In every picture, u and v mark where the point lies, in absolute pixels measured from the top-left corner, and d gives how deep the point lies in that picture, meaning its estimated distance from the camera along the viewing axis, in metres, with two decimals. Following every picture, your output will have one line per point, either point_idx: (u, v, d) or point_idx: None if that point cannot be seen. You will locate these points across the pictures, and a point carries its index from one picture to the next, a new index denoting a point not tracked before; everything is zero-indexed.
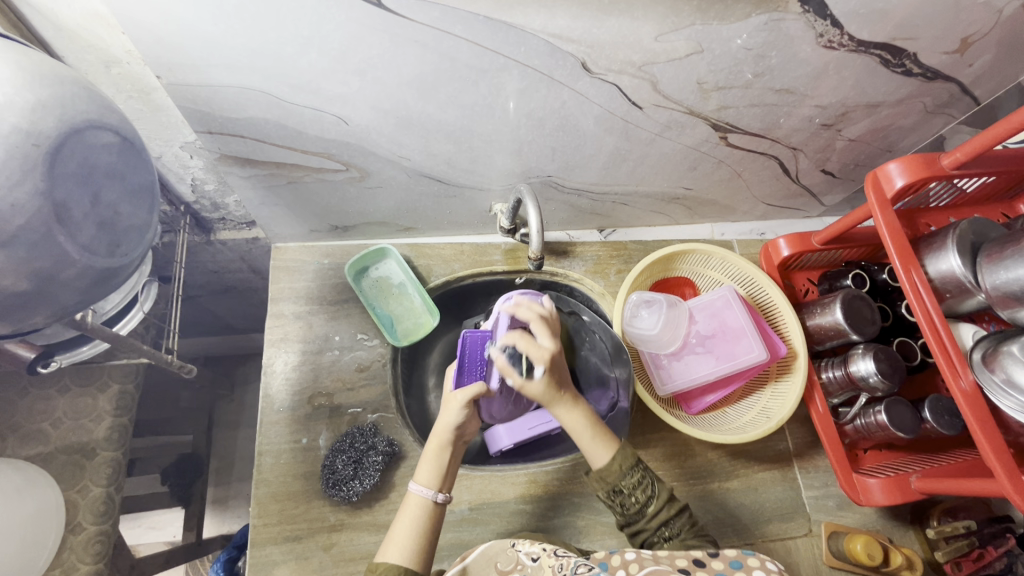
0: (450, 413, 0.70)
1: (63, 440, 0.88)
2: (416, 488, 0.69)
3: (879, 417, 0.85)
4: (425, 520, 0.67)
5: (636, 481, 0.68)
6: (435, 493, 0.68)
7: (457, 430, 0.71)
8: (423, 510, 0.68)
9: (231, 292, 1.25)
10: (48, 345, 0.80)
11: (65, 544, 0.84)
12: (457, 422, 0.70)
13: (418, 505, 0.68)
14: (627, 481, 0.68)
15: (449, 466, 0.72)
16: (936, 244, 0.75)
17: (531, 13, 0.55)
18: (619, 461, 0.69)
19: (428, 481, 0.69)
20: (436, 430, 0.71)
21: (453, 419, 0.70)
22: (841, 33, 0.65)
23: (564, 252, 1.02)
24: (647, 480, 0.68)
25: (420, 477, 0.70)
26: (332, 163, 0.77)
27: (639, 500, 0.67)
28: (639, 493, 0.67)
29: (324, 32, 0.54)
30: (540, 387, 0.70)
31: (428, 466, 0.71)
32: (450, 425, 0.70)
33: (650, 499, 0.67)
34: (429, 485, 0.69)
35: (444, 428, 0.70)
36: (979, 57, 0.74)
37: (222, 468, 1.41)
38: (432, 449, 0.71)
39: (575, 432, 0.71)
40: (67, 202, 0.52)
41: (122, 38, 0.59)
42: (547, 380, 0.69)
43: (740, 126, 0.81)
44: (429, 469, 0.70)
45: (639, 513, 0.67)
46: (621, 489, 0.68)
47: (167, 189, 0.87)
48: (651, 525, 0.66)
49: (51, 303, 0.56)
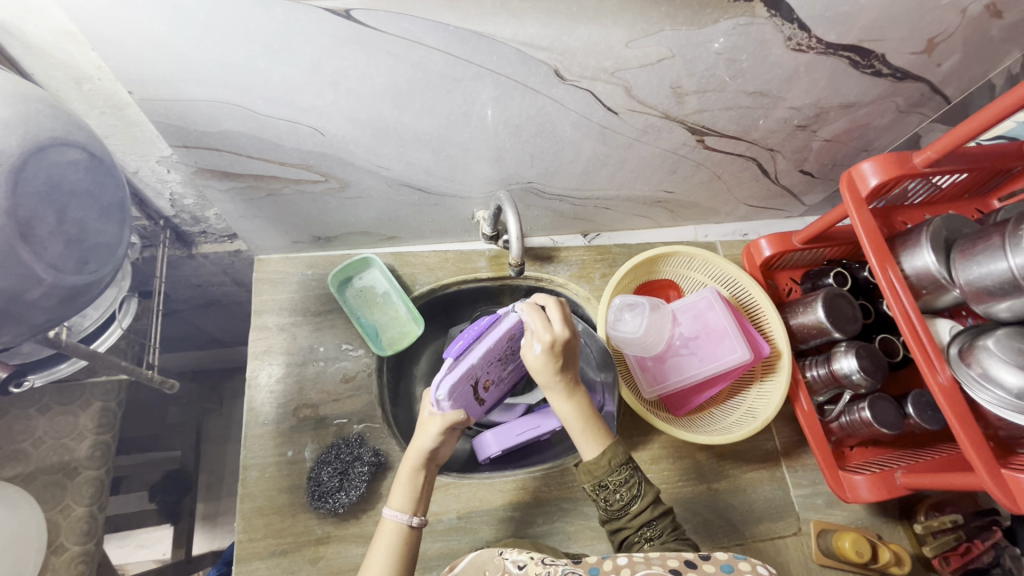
0: (425, 435, 0.71)
1: (45, 460, 0.87)
2: (390, 513, 0.68)
3: (863, 414, 0.85)
4: (400, 546, 0.67)
5: (622, 479, 0.68)
6: (409, 517, 0.68)
7: (430, 453, 0.71)
8: (399, 535, 0.67)
9: (215, 305, 1.24)
10: (22, 364, 0.80)
11: (47, 564, 0.83)
12: (431, 443, 0.70)
13: (394, 531, 0.67)
14: (614, 477, 0.68)
15: (423, 490, 0.72)
16: (911, 241, 0.75)
17: (500, 22, 0.55)
18: (608, 457, 0.68)
19: (403, 506, 0.69)
20: (410, 455, 0.71)
21: (429, 441, 0.70)
22: (809, 36, 0.66)
23: (548, 257, 1.03)
24: (634, 479, 0.68)
25: (394, 502, 0.69)
26: (310, 175, 0.77)
27: (623, 497, 0.67)
28: (623, 491, 0.67)
29: (295, 45, 0.54)
30: (541, 363, 0.70)
31: (401, 490, 0.70)
32: (423, 448, 0.70)
33: (634, 498, 0.67)
34: (404, 510, 0.69)
35: (417, 451, 0.70)
36: (947, 57, 0.76)
37: (211, 483, 1.38)
38: (406, 472, 0.71)
39: (570, 423, 0.71)
40: (32, 220, 0.51)
41: (91, 55, 0.59)
42: (549, 359, 0.69)
43: (717, 129, 0.82)
44: (403, 493, 0.70)
45: (623, 510, 0.67)
46: (607, 484, 0.68)
47: (144, 205, 0.86)
48: (632, 523, 0.67)
49: (20, 322, 0.57)
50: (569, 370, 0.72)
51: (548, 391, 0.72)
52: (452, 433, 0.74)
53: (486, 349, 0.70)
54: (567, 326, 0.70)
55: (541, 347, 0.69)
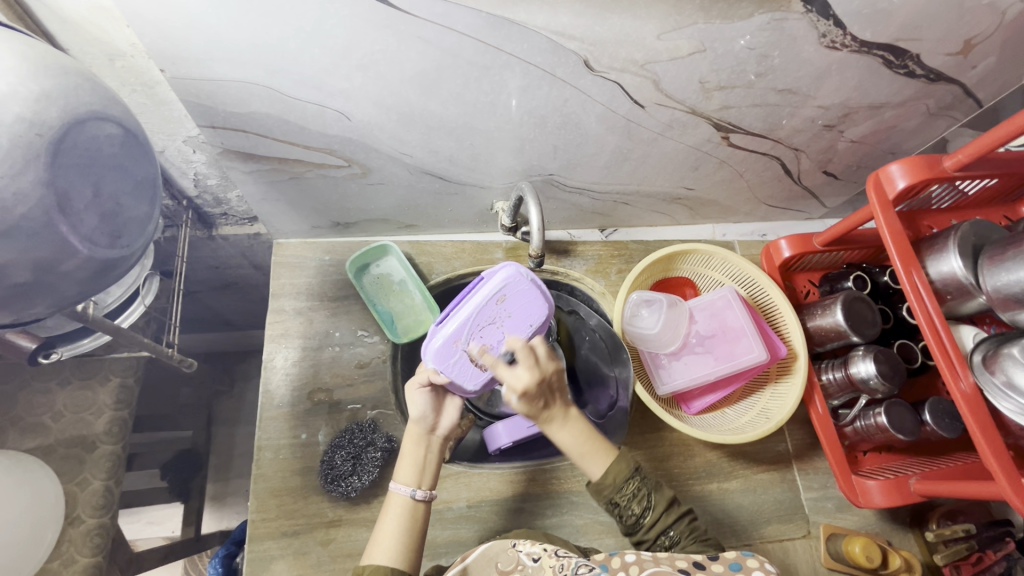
0: (414, 406, 0.74)
1: (63, 433, 0.89)
2: (395, 486, 0.70)
3: (879, 420, 0.84)
4: (407, 519, 0.68)
5: (632, 493, 0.68)
6: (413, 490, 0.70)
7: (427, 423, 0.74)
8: (406, 508, 0.69)
9: (231, 288, 1.25)
10: (50, 336, 0.82)
11: (64, 536, 0.85)
12: (423, 411, 0.74)
13: (400, 504, 0.69)
14: (622, 494, 0.68)
15: (427, 463, 0.73)
16: (937, 246, 0.74)
17: (533, 10, 0.55)
18: (614, 475, 0.68)
19: (407, 479, 0.71)
20: (410, 428, 0.74)
21: (419, 411, 0.74)
22: (843, 33, 0.65)
23: (565, 251, 1.02)
24: (643, 491, 0.68)
25: (400, 476, 0.71)
26: (333, 159, 0.77)
27: (635, 512, 0.67)
28: (634, 505, 0.68)
29: (327, 28, 0.54)
30: (523, 408, 0.67)
31: (406, 464, 0.72)
32: (418, 418, 0.74)
33: (646, 510, 0.68)
34: (409, 483, 0.70)
35: (414, 423, 0.74)
36: (982, 59, 0.74)
37: (221, 464, 1.40)
38: (410, 446, 0.74)
39: (568, 447, 0.70)
40: (69, 193, 0.52)
41: (127, 32, 0.60)
42: (529, 404, 0.67)
43: (742, 126, 0.81)
44: (409, 467, 0.72)
45: (637, 525, 0.68)
46: (618, 502, 0.68)
47: (169, 184, 0.87)
48: (649, 536, 0.67)
49: (52, 294, 0.57)
50: (554, 402, 0.70)
51: (542, 423, 0.70)
52: (450, 403, 0.76)
53: (469, 312, 0.72)
54: (535, 370, 0.66)
55: (516, 398, 0.66)
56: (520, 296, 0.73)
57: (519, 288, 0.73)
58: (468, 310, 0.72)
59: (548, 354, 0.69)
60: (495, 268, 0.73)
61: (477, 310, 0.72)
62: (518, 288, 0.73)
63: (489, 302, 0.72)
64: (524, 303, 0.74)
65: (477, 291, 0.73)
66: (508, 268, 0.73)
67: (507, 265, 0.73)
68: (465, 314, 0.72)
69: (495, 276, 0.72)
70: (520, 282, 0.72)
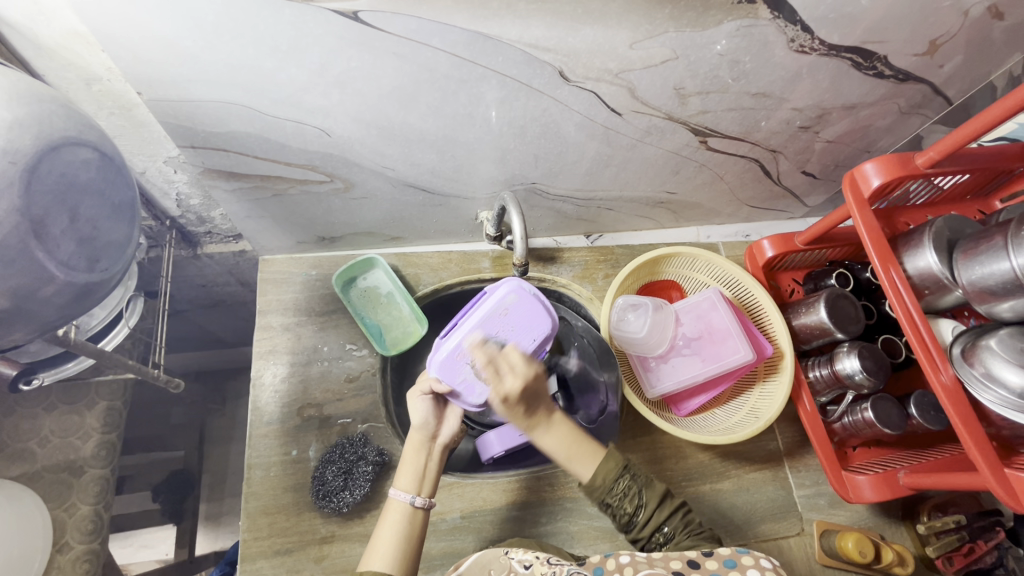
0: (416, 413, 0.75)
1: (50, 458, 0.88)
2: (395, 492, 0.70)
3: (866, 415, 0.85)
4: (405, 526, 0.68)
5: (623, 491, 0.69)
6: (413, 497, 0.70)
7: (429, 430, 0.75)
8: (404, 515, 0.69)
9: (219, 305, 1.25)
10: (31, 362, 0.81)
11: (52, 563, 0.84)
12: (425, 418, 0.75)
13: (398, 511, 0.69)
14: (614, 493, 0.68)
15: (427, 470, 0.73)
16: (913, 242, 0.76)
17: (506, 24, 0.56)
18: (603, 476, 0.69)
19: (408, 485, 0.71)
20: (412, 435, 0.75)
21: (423, 419, 0.74)
22: (812, 38, 0.66)
23: (551, 258, 1.03)
24: (634, 489, 0.69)
25: (400, 482, 0.71)
26: (315, 175, 0.77)
27: (628, 510, 0.68)
28: (627, 504, 0.68)
29: (302, 46, 0.55)
30: (505, 412, 0.70)
31: (406, 471, 0.72)
32: (419, 424, 0.74)
33: (639, 508, 0.68)
34: (408, 489, 0.70)
35: (415, 429, 0.74)
36: (949, 58, 0.76)
37: (214, 484, 1.37)
38: (410, 453, 0.74)
39: (561, 445, 0.71)
40: (45, 219, 0.52)
41: (103, 56, 0.60)
42: (510, 408, 0.69)
43: (719, 130, 0.82)
44: (408, 475, 0.72)
45: (631, 522, 0.68)
46: (610, 502, 0.68)
47: (151, 205, 0.87)
48: (643, 533, 0.68)
49: (31, 320, 0.58)
50: (540, 408, 0.71)
51: (532, 429, 0.72)
52: (451, 412, 0.77)
53: (472, 326, 0.72)
54: (522, 375, 0.69)
55: (497, 402, 0.69)
56: (524, 309, 0.73)
57: (521, 300, 0.73)
58: (472, 323, 0.72)
59: (525, 360, 0.70)
60: (498, 283, 0.74)
61: (480, 322, 0.72)
62: (520, 300, 0.73)
63: (493, 315, 0.72)
64: (528, 316, 0.73)
65: (480, 303, 0.73)
66: (511, 282, 0.74)
67: (509, 279, 0.75)
68: (468, 326, 0.72)
69: (498, 289, 0.73)
70: (523, 295, 0.73)
